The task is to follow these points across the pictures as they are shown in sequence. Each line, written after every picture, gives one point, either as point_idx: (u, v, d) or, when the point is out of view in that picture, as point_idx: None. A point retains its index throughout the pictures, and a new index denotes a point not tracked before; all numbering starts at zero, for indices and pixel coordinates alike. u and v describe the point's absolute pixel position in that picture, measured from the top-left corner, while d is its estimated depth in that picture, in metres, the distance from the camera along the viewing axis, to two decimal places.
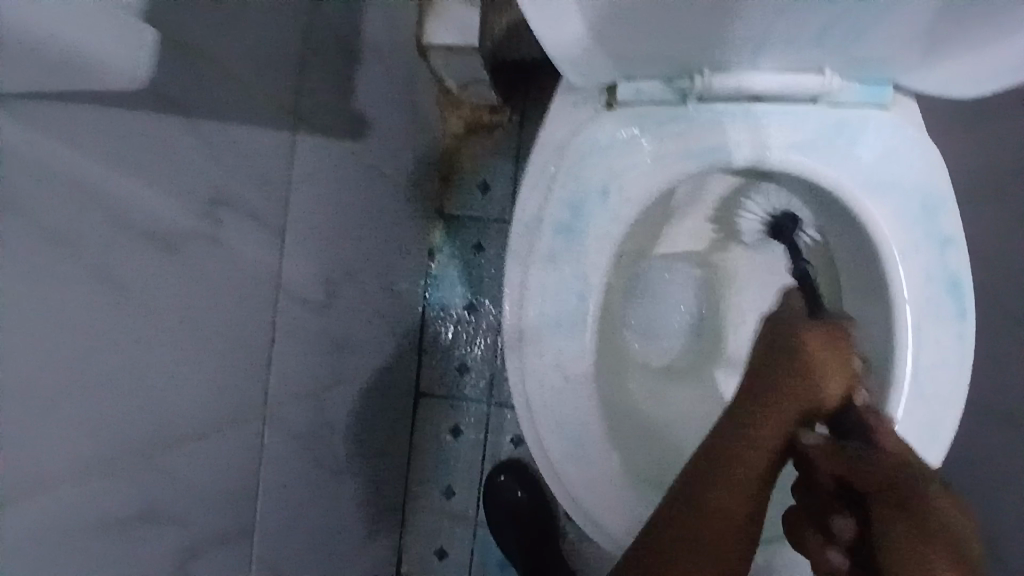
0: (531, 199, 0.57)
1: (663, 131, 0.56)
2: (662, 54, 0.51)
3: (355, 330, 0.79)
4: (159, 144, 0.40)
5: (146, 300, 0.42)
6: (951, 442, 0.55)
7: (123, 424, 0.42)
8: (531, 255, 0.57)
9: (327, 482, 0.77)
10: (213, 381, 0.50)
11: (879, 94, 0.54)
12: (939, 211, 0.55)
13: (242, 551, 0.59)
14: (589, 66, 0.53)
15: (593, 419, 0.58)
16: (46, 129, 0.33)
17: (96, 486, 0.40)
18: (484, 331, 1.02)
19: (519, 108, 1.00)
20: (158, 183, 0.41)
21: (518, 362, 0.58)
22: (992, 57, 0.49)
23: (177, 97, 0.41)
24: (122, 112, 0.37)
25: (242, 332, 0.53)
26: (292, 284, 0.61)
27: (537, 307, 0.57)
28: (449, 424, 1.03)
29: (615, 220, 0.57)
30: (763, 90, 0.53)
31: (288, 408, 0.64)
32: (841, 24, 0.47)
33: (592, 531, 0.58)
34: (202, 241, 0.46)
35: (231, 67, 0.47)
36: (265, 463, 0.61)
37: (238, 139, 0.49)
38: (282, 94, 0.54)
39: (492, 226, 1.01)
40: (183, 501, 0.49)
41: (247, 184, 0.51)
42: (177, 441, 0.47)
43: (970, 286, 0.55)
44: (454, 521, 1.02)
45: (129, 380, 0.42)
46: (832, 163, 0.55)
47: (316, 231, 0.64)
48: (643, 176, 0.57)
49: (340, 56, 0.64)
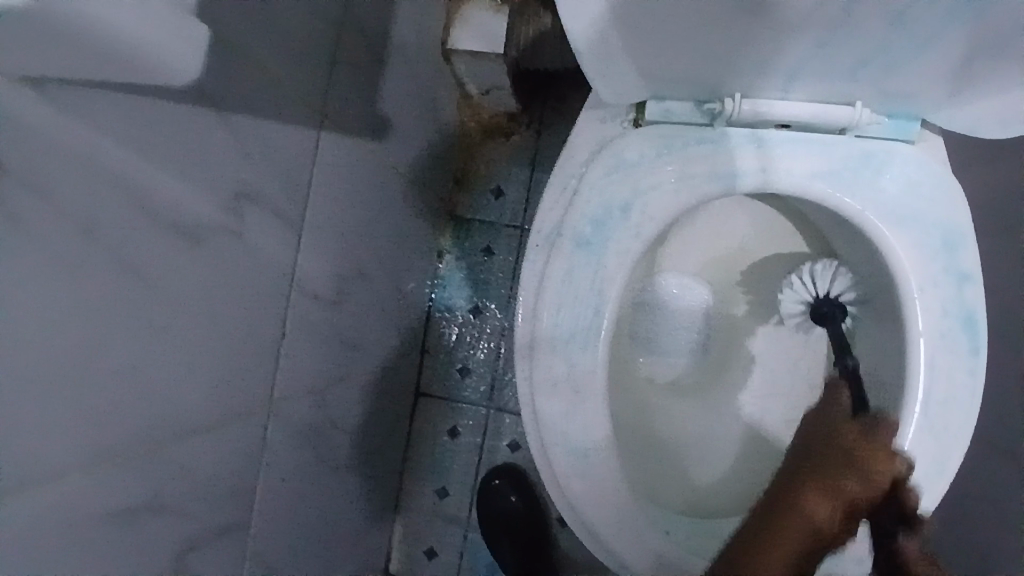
0: (554, 209, 0.57)
1: (689, 151, 0.56)
2: (694, 75, 0.51)
3: (363, 327, 0.79)
4: (189, 134, 0.41)
5: (163, 288, 0.42)
6: (955, 476, 0.55)
7: (134, 411, 0.42)
8: (550, 266, 0.57)
9: (326, 478, 0.76)
10: (224, 372, 0.50)
11: (907, 129, 0.54)
12: (958, 248, 0.55)
13: (240, 544, 0.58)
14: (620, 83, 0.53)
15: (599, 434, 0.57)
16: (82, 113, 0.33)
17: (104, 471, 0.40)
18: (489, 335, 1.02)
19: (538, 116, 1.00)
20: (186, 173, 0.41)
21: (528, 371, 0.58)
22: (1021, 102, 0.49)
23: (210, 88, 0.41)
24: (157, 100, 0.37)
25: (255, 325, 0.53)
26: (305, 279, 0.60)
27: (551, 318, 0.57)
28: (447, 425, 1.02)
29: (636, 237, 0.57)
30: (792, 117, 0.54)
31: (294, 403, 0.64)
32: (877, 57, 0.47)
33: (590, 544, 0.58)
34: (223, 233, 0.46)
35: (263, 61, 0.47)
36: (267, 457, 0.61)
37: (266, 134, 0.49)
38: (311, 91, 0.54)
39: (503, 230, 1.01)
40: (185, 492, 0.49)
41: (271, 178, 0.51)
42: (184, 430, 0.47)
43: (985, 325, 0.55)
44: (447, 523, 1.02)
45: (141, 367, 0.42)
46: (856, 194, 0.55)
47: (332, 227, 0.64)
48: (667, 194, 0.57)
49: (368, 55, 0.64)
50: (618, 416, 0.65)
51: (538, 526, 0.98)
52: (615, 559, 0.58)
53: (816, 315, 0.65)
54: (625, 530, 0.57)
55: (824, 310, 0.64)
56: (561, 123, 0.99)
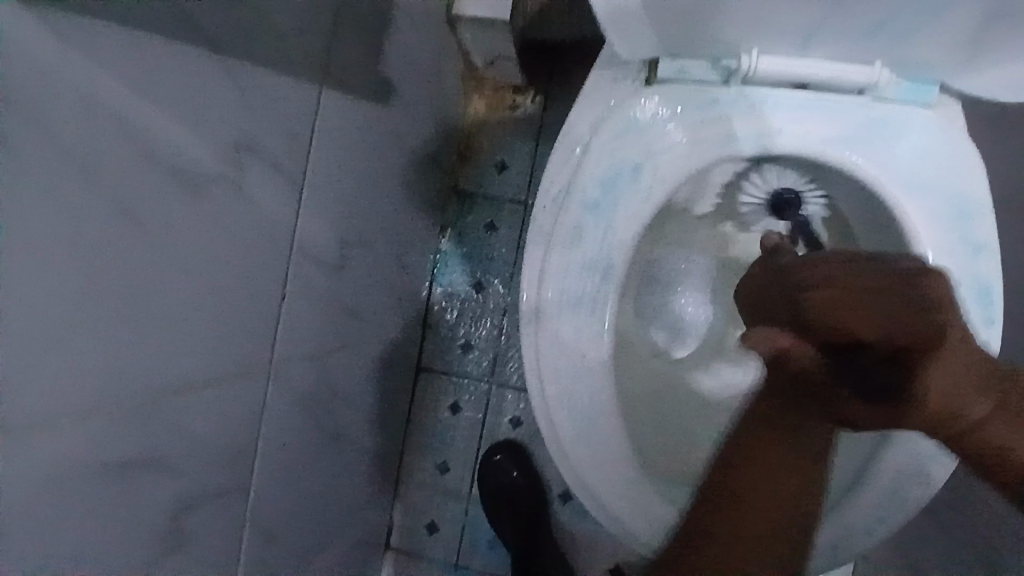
0: (562, 171, 0.56)
1: (702, 113, 0.54)
2: (710, 33, 0.50)
3: (365, 297, 0.78)
4: (191, 81, 0.39)
5: (161, 241, 0.41)
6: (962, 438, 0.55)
7: (131, 365, 0.41)
8: (557, 230, 0.56)
9: (326, 448, 0.76)
10: (223, 332, 0.49)
11: (925, 93, 0.53)
12: (974, 217, 0.54)
13: (237, 509, 0.58)
14: (633, 40, 0.51)
15: (604, 402, 0.57)
16: (83, 48, 0.32)
17: (99, 426, 0.40)
18: (491, 311, 1.01)
19: (544, 88, 0.98)
20: (186, 121, 0.40)
21: (533, 338, 0.57)
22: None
23: (213, 33, 0.40)
24: (158, 40, 0.36)
25: (254, 287, 0.52)
26: (306, 242, 0.59)
27: (557, 283, 0.56)
28: (448, 400, 1.02)
29: (645, 201, 0.56)
30: (809, 78, 0.52)
31: (294, 369, 0.63)
32: (901, 19, 0.45)
33: (594, 514, 0.58)
34: (223, 188, 0.45)
35: (268, 12, 0.45)
36: (266, 423, 0.60)
37: (269, 88, 0.48)
38: (315, 47, 0.53)
39: (506, 205, 1.00)
40: (182, 452, 0.48)
41: (273, 134, 0.49)
42: (182, 389, 0.46)
43: (1000, 297, 0.54)
44: (446, 497, 1.02)
45: (141, 320, 0.41)
46: (872, 159, 0.54)
47: (334, 192, 0.63)
48: (678, 157, 0.55)
49: (373, 15, 0.62)
50: (628, 386, 0.64)
51: (539, 502, 0.98)
52: (621, 529, 0.58)
53: (774, 206, 0.66)
54: (630, 499, 0.57)
55: (783, 199, 0.65)
56: (568, 96, 0.97)
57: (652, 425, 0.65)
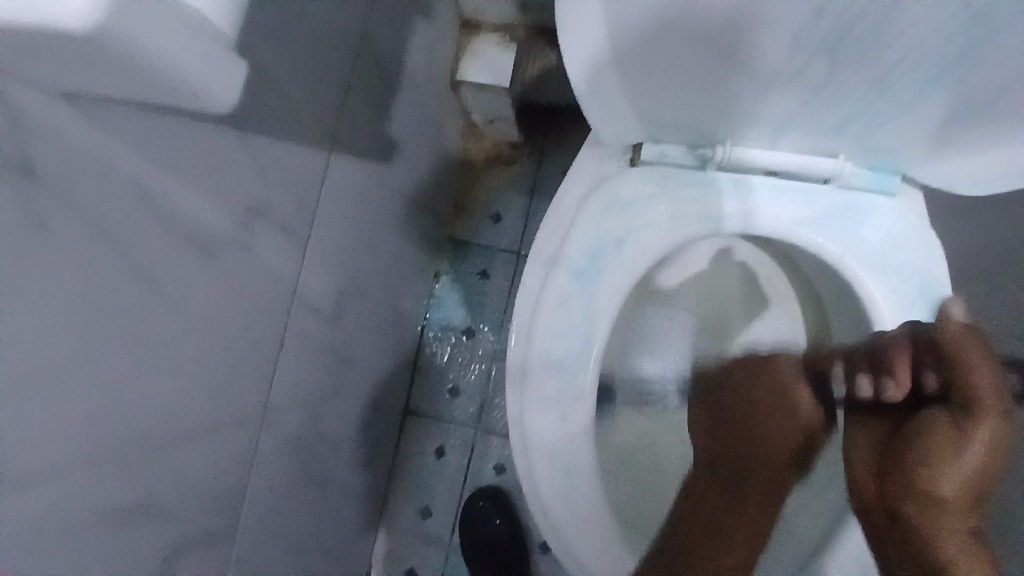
0: (551, 240, 0.59)
1: (682, 193, 0.59)
2: (690, 122, 0.55)
3: (359, 342, 0.81)
4: (210, 153, 0.43)
5: (172, 299, 0.44)
6: (864, 239, 0.59)
7: (135, 417, 0.43)
8: (544, 294, 0.59)
9: (313, 493, 0.77)
10: (222, 381, 0.52)
11: (887, 182, 0.57)
12: (936, 299, 0.58)
13: (223, 554, 0.59)
14: (618, 126, 0.56)
15: (585, 462, 0.59)
16: (116, 132, 0.36)
17: (103, 474, 0.42)
18: (480, 357, 1.03)
19: (539, 146, 1.03)
20: (204, 191, 0.44)
21: (518, 395, 0.59)
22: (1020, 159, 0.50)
23: (235, 114, 0.44)
24: (186, 122, 0.40)
25: (255, 337, 0.55)
26: (307, 293, 0.62)
27: (543, 344, 0.59)
28: (434, 444, 1.03)
29: (629, 270, 0.60)
30: (779, 166, 0.57)
31: (287, 415, 0.65)
32: (860, 119, 0.51)
33: (572, 571, 0.59)
34: (234, 247, 0.49)
35: (285, 88, 0.49)
36: (257, 467, 0.61)
37: (280, 155, 0.51)
38: (326, 116, 0.57)
39: (499, 255, 1.04)
40: (177, 496, 0.50)
41: (281, 196, 0.53)
42: (180, 439, 0.49)
43: (862, 208, 0.59)
44: (428, 543, 1.02)
45: (148, 371, 0.43)
46: (837, 241, 0.59)
47: (335, 245, 0.66)
48: (660, 233, 0.60)
49: (381, 84, 0.67)
50: (606, 443, 0.66)
51: (519, 550, 0.99)
52: None
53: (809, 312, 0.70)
54: (608, 560, 0.58)
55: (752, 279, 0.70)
56: (562, 154, 1.03)
57: (632, 488, 0.67)
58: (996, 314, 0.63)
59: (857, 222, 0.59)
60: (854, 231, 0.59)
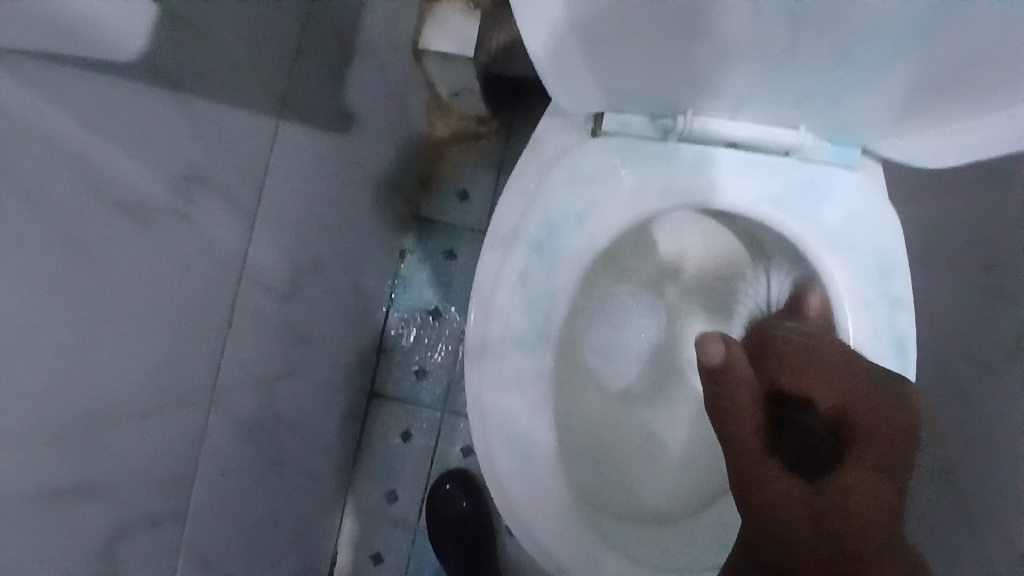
0: (511, 214, 0.58)
1: (645, 166, 0.58)
2: (651, 92, 0.54)
3: (317, 322, 0.78)
4: (144, 114, 0.40)
5: (106, 272, 0.41)
6: (826, 215, 0.59)
7: (69, 399, 0.41)
8: (505, 269, 0.58)
9: (269, 475, 0.74)
10: (163, 359, 0.49)
11: (848, 156, 0.57)
12: (894, 273, 0.58)
13: (171, 539, 0.56)
14: (579, 96, 0.54)
15: (544, 438, 0.59)
16: (38, 89, 0.33)
17: (38, 459, 0.39)
18: (446, 338, 1.02)
19: (507, 123, 1.01)
20: (138, 155, 0.41)
21: (477, 372, 0.58)
22: (981, 137, 0.50)
23: (167, 71, 0.41)
24: (112, 79, 0.37)
25: (200, 313, 0.52)
26: (257, 268, 0.59)
27: (503, 320, 0.58)
28: (400, 427, 1.02)
29: (589, 244, 0.59)
30: (741, 139, 0.56)
31: (237, 396, 0.62)
32: (820, 90, 0.50)
33: (530, 548, 0.58)
34: (173, 216, 0.46)
35: (224, 45, 0.46)
36: (206, 449, 0.59)
37: (223, 120, 0.48)
38: (273, 81, 0.54)
39: (466, 234, 1.02)
40: (117, 480, 0.47)
41: (225, 163, 0.50)
42: (119, 420, 0.46)
43: (824, 183, 0.58)
44: (394, 526, 1.01)
45: (83, 350, 0.41)
46: (799, 216, 0.59)
47: (288, 219, 0.63)
48: (622, 207, 0.59)
49: (336, 51, 0.64)
50: (567, 416, 0.66)
51: (486, 532, 0.99)
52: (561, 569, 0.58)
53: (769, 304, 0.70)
54: (568, 537, 0.58)
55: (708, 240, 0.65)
56: (529, 130, 1.01)
57: (594, 464, 0.67)
58: (956, 291, 0.63)
59: (819, 197, 0.59)
60: (815, 205, 0.59)
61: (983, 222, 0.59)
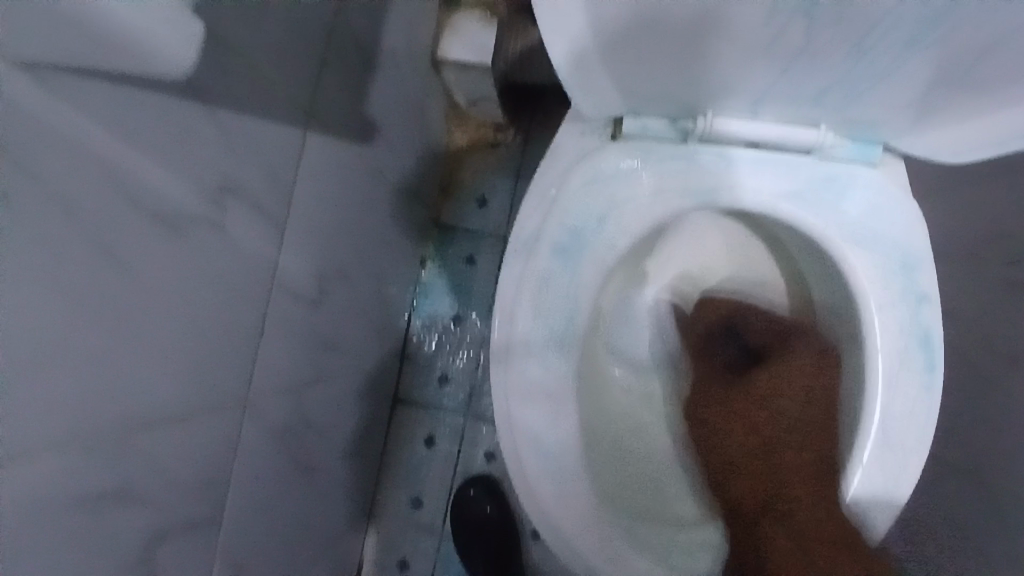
0: (532, 218, 0.59)
1: (664, 167, 0.59)
2: (670, 94, 0.54)
3: (343, 330, 0.80)
4: (178, 128, 0.42)
5: (143, 280, 0.43)
6: (848, 212, 0.59)
7: (107, 403, 0.42)
8: (529, 272, 0.59)
9: (298, 480, 0.76)
10: (198, 364, 0.51)
11: (869, 153, 0.57)
12: (918, 269, 0.58)
13: (206, 542, 0.58)
14: (598, 100, 0.55)
15: (569, 440, 0.59)
16: (78, 105, 0.34)
17: (77, 461, 0.41)
18: (469, 344, 1.03)
19: (525, 130, 1.02)
20: (172, 167, 0.42)
21: (502, 375, 0.59)
22: (1005, 125, 0.50)
23: (200, 86, 0.43)
24: (149, 95, 0.39)
25: (232, 321, 0.54)
26: (285, 277, 0.61)
27: (526, 324, 0.59)
28: (424, 432, 1.03)
29: (612, 248, 0.61)
30: (762, 138, 0.57)
31: (267, 402, 0.64)
32: (840, 87, 0.50)
33: (562, 554, 0.58)
34: (205, 226, 0.47)
35: (254, 60, 0.48)
36: (239, 454, 0.61)
37: (252, 132, 0.50)
38: (299, 93, 0.56)
39: (486, 240, 1.03)
40: (153, 482, 0.49)
41: (255, 175, 0.52)
42: (155, 424, 0.47)
43: (844, 181, 0.58)
44: (420, 531, 1.02)
45: (120, 354, 0.42)
46: (820, 214, 0.59)
47: (314, 228, 0.65)
48: (643, 208, 0.60)
49: (359, 62, 0.66)
50: (592, 420, 0.66)
51: (512, 536, 0.99)
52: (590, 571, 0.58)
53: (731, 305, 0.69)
54: (596, 540, 0.58)
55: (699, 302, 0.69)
56: (546, 137, 1.02)
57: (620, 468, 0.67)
58: (981, 286, 0.63)
59: (840, 194, 0.59)
60: (837, 204, 0.59)
61: (1005, 219, 0.59)
